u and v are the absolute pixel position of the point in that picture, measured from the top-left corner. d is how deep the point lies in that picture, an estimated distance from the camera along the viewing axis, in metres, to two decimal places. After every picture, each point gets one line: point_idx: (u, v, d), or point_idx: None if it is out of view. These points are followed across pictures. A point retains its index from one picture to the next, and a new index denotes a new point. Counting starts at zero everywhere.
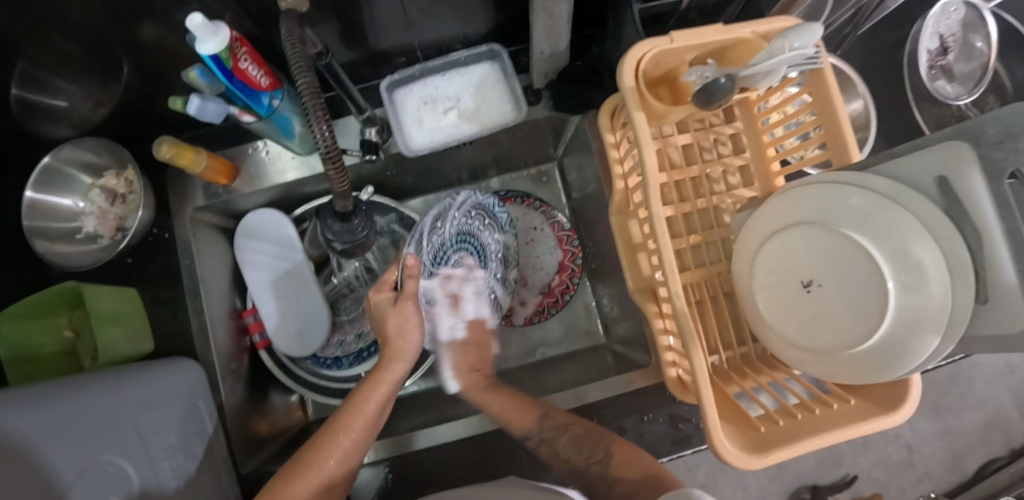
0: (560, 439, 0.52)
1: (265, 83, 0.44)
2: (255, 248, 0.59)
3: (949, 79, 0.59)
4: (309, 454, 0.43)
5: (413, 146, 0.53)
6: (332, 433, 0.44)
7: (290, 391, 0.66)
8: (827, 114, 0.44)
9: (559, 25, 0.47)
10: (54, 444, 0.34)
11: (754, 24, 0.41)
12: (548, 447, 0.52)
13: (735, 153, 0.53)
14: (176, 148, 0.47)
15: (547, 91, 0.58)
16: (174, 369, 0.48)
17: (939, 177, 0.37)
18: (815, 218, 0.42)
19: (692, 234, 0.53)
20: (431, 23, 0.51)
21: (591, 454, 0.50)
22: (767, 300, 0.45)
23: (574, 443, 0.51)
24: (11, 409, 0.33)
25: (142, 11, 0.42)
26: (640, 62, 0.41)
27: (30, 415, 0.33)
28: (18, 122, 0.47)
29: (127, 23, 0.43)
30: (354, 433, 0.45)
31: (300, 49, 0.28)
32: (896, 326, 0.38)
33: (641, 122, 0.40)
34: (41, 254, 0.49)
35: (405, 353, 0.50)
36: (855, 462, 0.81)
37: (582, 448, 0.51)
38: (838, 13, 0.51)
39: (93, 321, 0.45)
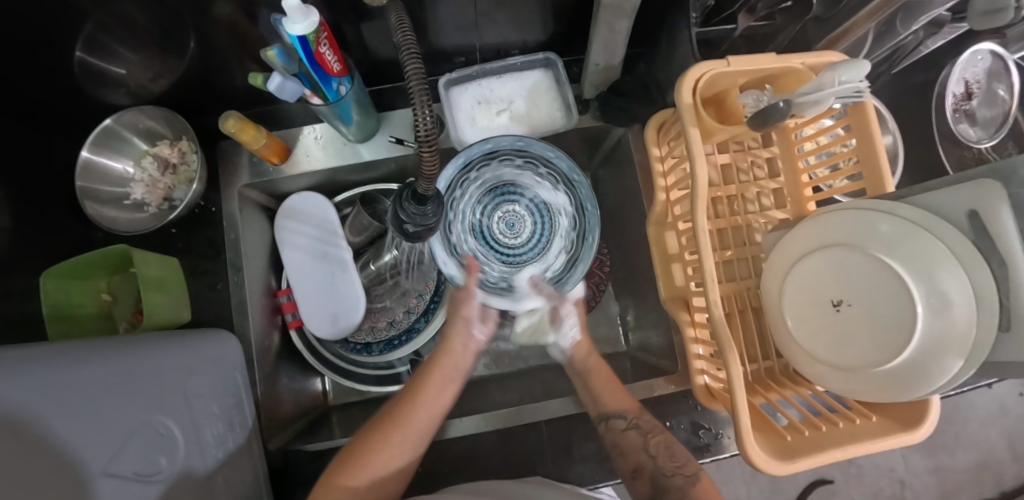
0: (655, 435, 0.50)
1: (336, 69, 0.45)
2: (297, 229, 0.60)
3: (972, 123, 0.63)
4: (355, 453, 0.44)
5: (465, 143, 0.55)
6: (386, 428, 0.46)
7: (314, 374, 0.66)
8: (864, 146, 0.47)
9: (617, 40, 0.50)
10: (110, 399, 0.34)
11: (805, 56, 0.44)
12: (636, 443, 0.49)
13: (769, 177, 0.56)
14: (240, 123, 0.48)
15: (595, 102, 0.60)
16: (216, 340, 0.49)
17: (970, 211, 0.40)
18: (847, 241, 0.45)
19: (725, 250, 0.55)
20: (494, 27, 0.53)
21: (677, 464, 0.48)
22: (797, 316, 0.47)
23: (665, 446, 0.49)
24: (70, 363, 0.33)
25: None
26: (699, 80, 0.44)
27: (89, 370, 0.34)
28: (77, 83, 0.48)
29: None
30: (395, 447, 0.45)
31: (409, 45, 0.31)
32: (923, 349, 0.40)
33: (696, 137, 0.43)
34: (90, 214, 0.50)
35: (454, 373, 0.52)
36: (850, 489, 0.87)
37: (674, 453, 0.49)
38: (876, 53, 0.55)
39: (141, 285, 0.46)
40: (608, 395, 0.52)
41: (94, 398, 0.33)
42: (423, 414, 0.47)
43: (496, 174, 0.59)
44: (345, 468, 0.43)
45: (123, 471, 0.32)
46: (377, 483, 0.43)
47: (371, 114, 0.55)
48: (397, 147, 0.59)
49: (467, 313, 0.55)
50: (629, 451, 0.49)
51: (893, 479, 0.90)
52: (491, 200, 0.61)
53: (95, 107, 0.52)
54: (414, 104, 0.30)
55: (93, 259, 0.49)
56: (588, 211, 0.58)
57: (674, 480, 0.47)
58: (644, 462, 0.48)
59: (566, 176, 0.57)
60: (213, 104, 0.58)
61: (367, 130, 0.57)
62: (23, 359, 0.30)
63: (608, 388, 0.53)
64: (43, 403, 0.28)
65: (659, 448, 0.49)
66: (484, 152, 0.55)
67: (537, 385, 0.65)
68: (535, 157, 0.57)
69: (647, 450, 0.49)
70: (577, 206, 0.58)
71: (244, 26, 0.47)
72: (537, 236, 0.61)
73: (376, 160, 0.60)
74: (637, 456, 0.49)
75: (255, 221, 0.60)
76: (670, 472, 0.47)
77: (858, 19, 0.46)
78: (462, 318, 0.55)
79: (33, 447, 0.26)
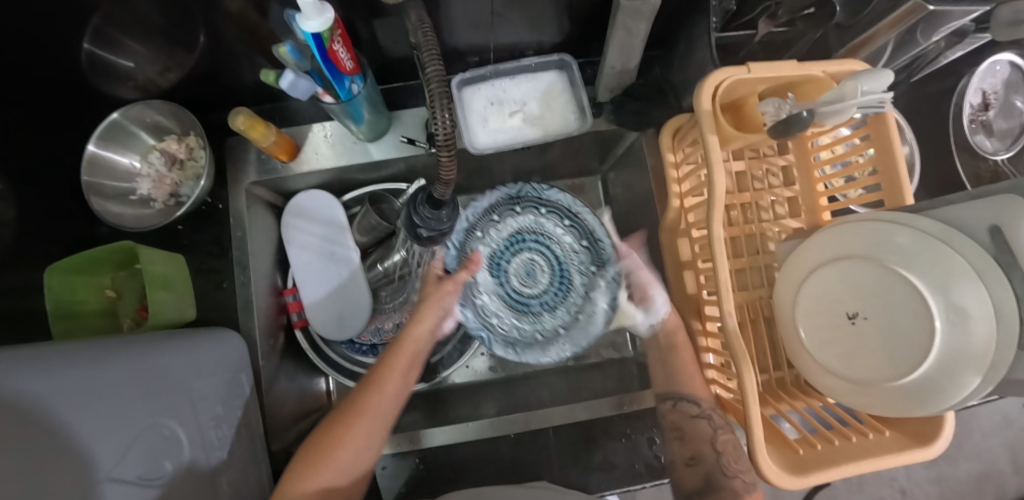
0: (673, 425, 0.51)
1: (349, 67, 0.44)
2: (303, 228, 0.59)
3: (988, 134, 0.63)
4: (319, 441, 0.43)
5: (477, 145, 0.54)
6: (350, 417, 0.44)
7: (317, 374, 0.66)
8: (884, 157, 0.47)
9: (634, 43, 0.49)
10: (116, 402, 0.33)
11: (826, 63, 0.43)
12: (704, 435, 0.48)
13: (785, 185, 0.55)
14: (250, 120, 0.48)
15: (609, 106, 0.60)
16: (222, 339, 0.48)
17: (992, 226, 0.39)
18: (863, 253, 0.44)
19: (738, 259, 0.54)
20: (509, 27, 0.52)
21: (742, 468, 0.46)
22: (810, 327, 0.47)
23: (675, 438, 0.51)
24: (74, 365, 0.32)
25: None
26: (718, 87, 0.43)
27: (94, 372, 0.33)
28: (84, 76, 0.47)
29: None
30: (353, 440, 0.43)
31: (430, 45, 0.30)
32: (940, 365, 0.39)
33: (715, 144, 0.42)
34: (97, 209, 0.49)
35: (414, 357, 0.49)
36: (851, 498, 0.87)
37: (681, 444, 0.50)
38: (895, 62, 0.54)
39: (147, 282, 0.45)
40: (682, 379, 0.52)
41: (99, 401, 0.32)
42: (385, 403, 0.45)
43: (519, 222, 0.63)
44: (305, 459, 0.42)
45: (127, 476, 0.32)
46: (344, 475, 0.42)
47: (382, 113, 0.54)
48: (408, 147, 0.58)
49: (445, 302, 0.53)
50: (693, 440, 0.49)
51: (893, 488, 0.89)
52: (509, 252, 0.63)
53: (102, 100, 0.51)
54: (433, 103, 0.30)
55: (97, 256, 0.48)
56: (600, 237, 0.61)
57: (732, 480, 0.46)
58: (705, 453, 0.48)
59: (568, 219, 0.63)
60: (221, 99, 0.57)
61: (378, 129, 0.56)
62: (27, 361, 0.29)
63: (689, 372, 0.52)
64: (43, 410, 0.28)
65: (725, 445, 0.47)
66: (490, 204, 0.61)
67: (543, 388, 0.64)
68: (531, 201, 0.62)
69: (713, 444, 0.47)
70: (589, 237, 0.62)
71: (255, 21, 0.46)
72: (558, 285, 0.62)
73: (385, 160, 0.59)
74: (699, 448, 0.48)
75: (262, 219, 0.59)
76: (674, 460, 0.50)
77: (879, 29, 0.46)
78: (438, 306, 0.52)
79: (35, 455, 0.25)
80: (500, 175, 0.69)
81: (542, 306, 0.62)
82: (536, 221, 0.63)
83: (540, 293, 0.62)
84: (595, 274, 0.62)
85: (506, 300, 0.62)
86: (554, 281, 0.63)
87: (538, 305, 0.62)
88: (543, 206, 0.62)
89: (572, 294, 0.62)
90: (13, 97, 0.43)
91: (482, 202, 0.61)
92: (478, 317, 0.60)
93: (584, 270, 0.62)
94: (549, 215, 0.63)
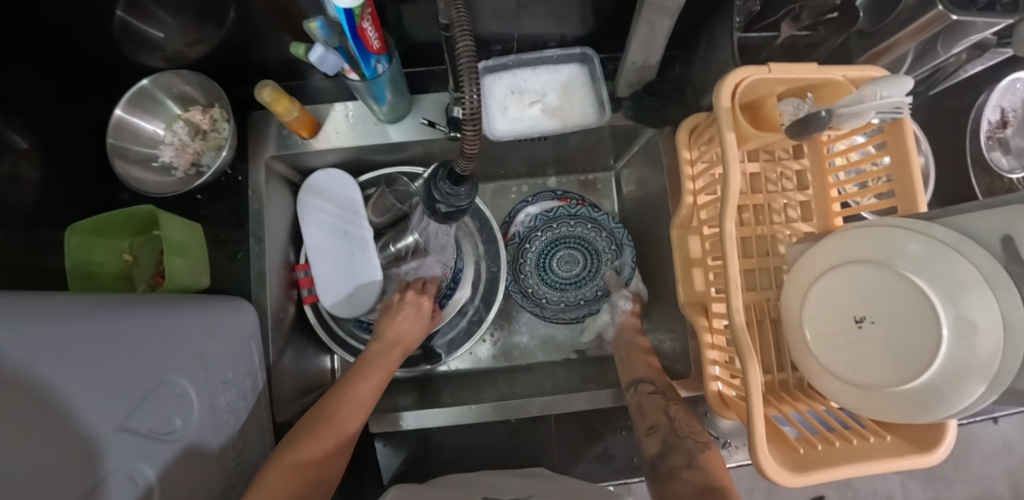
0: (677, 405, 0.51)
1: (376, 47, 0.45)
2: (318, 205, 0.60)
3: (1006, 152, 0.63)
4: (313, 421, 0.44)
5: (496, 132, 0.54)
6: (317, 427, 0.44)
7: (323, 351, 0.67)
8: (899, 164, 0.47)
9: (657, 39, 0.50)
10: (130, 355, 0.34)
11: (846, 68, 0.44)
12: (659, 406, 0.50)
13: (798, 189, 0.55)
14: (276, 94, 0.48)
15: (627, 102, 0.60)
16: (233, 307, 0.49)
17: (1004, 236, 0.39)
18: (873, 257, 0.44)
19: (748, 258, 0.54)
20: (533, 19, 0.53)
21: (693, 430, 0.49)
22: (817, 331, 0.47)
23: (686, 415, 0.50)
24: (95, 314, 0.33)
25: None
26: (738, 85, 0.44)
27: (112, 324, 0.33)
28: (115, 43, 0.48)
29: None
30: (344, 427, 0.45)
31: (462, 23, 0.31)
32: (944, 373, 0.39)
33: (732, 141, 0.42)
34: (121, 173, 0.50)
35: (387, 364, 0.53)
36: None
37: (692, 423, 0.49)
38: (915, 72, 0.54)
39: (165, 247, 0.46)
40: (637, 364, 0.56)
41: (114, 352, 0.32)
42: (365, 390, 0.49)
43: (570, 230, 0.69)
44: (285, 465, 0.40)
45: (137, 428, 0.33)
46: (330, 453, 0.43)
47: (404, 96, 0.55)
48: (428, 129, 0.59)
49: (415, 322, 0.57)
50: (650, 411, 0.50)
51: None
52: (559, 247, 0.69)
53: (130, 67, 0.52)
54: (461, 82, 0.31)
55: (118, 218, 0.49)
56: (627, 247, 0.68)
57: (686, 441, 0.48)
58: (661, 422, 0.49)
59: (609, 234, 0.68)
60: (246, 72, 0.58)
61: (399, 111, 0.57)
62: (50, 307, 0.30)
63: (643, 359, 0.57)
64: (65, 361, 0.28)
65: (678, 415, 0.50)
66: (546, 209, 0.69)
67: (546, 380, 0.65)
68: (583, 216, 0.69)
69: (668, 413, 0.50)
70: (618, 243, 0.68)
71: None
72: (588, 272, 0.68)
73: (403, 142, 0.60)
74: (655, 417, 0.50)
75: (279, 195, 0.60)
76: (684, 434, 0.48)
77: (903, 36, 0.46)
78: (413, 316, 0.57)
79: (45, 402, 0.25)
80: (514, 165, 0.69)
81: (569, 286, 0.68)
82: (592, 235, 0.69)
83: (563, 277, 0.68)
84: (604, 299, 0.67)
85: (541, 274, 0.68)
86: (587, 266, 0.69)
87: (569, 287, 0.68)
88: (603, 228, 0.69)
89: (591, 285, 0.68)
90: (38, 57, 0.44)
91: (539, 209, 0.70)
92: (516, 284, 0.67)
93: (593, 291, 0.68)
94: (601, 234, 0.69)
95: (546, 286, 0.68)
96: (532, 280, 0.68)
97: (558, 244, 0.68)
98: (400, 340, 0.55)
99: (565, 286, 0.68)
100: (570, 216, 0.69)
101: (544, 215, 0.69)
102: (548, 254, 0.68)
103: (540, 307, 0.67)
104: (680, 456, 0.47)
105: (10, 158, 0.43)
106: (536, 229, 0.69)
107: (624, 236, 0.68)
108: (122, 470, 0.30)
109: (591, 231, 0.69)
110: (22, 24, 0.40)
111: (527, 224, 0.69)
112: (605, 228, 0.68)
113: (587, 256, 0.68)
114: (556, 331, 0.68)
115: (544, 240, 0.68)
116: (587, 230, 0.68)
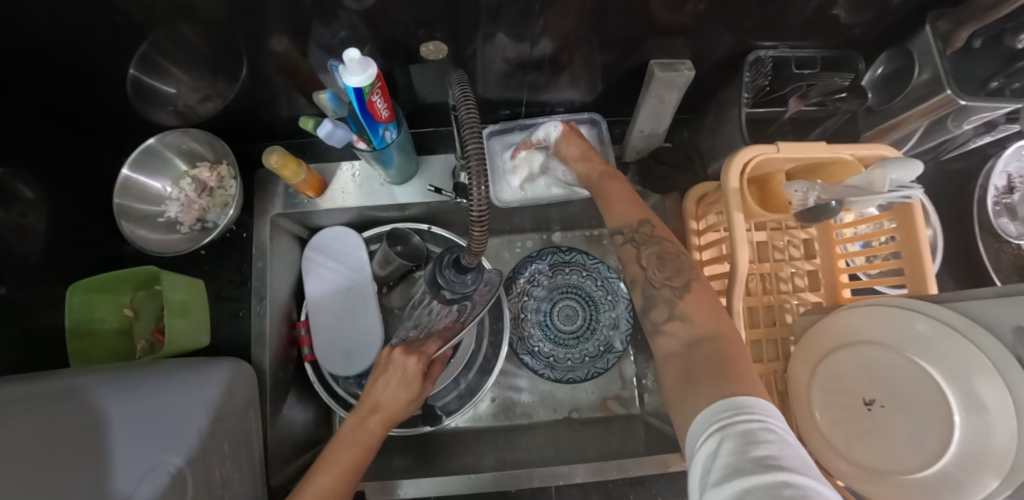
0: (650, 248, 0.45)
1: (384, 116, 0.45)
2: (324, 262, 0.60)
3: (1014, 217, 0.62)
4: None
5: (503, 198, 0.56)
6: None
7: (320, 408, 0.65)
8: (908, 241, 0.46)
9: (664, 109, 0.51)
10: (137, 434, 0.36)
11: (853, 148, 0.44)
12: (631, 258, 0.45)
13: (805, 258, 0.55)
14: (283, 159, 0.48)
15: (635, 165, 0.60)
16: (235, 372, 0.48)
17: (1017, 326, 0.37)
18: (881, 339, 0.44)
19: (755, 328, 0.53)
20: (539, 84, 0.53)
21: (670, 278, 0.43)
22: (826, 410, 0.47)
23: (659, 260, 0.44)
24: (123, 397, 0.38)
25: (283, 29, 0.42)
26: (746, 163, 0.44)
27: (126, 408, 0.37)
28: (127, 100, 0.49)
29: (260, 36, 0.43)
30: None
31: (465, 97, 0.32)
32: (957, 463, 0.37)
33: (739, 221, 0.43)
34: (125, 233, 0.49)
35: (366, 438, 0.44)
36: None
37: (667, 266, 0.43)
38: (924, 145, 0.53)
39: (166, 309, 0.46)
40: (613, 210, 0.48)
41: (122, 431, 0.36)
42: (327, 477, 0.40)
43: (566, 280, 0.70)
44: None
45: None
46: None
47: (411, 157, 0.55)
48: (434, 194, 0.59)
49: (392, 377, 0.47)
50: (625, 265, 0.46)
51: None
52: (557, 299, 0.69)
53: (143, 124, 0.53)
54: (466, 148, 0.31)
55: (120, 278, 0.49)
56: (621, 297, 0.69)
57: (662, 291, 0.42)
58: (636, 274, 0.45)
59: (604, 283, 0.70)
60: (255, 131, 0.58)
61: (406, 173, 0.57)
62: (103, 387, 0.38)
63: (624, 201, 0.48)
64: None
65: (651, 260, 0.44)
66: (549, 264, 0.70)
67: (545, 439, 0.62)
68: (578, 264, 0.70)
69: (640, 263, 0.45)
70: (614, 293, 0.69)
71: (294, 59, 0.47)
72: (587, 323, 0.69)
73: (409, 203, 0.60)
74: (632, 270, 0.46)
75: (283, 250, 0.60)
76: (660, 284, 0.43)
77: (910, 116, 0.46)
78: (390, 367, 0.48)
79: None
80: (519, 221, 0.68)
81: (572, 342, 0.68)
82: (590, 285, 0.70)
83: (564, 330, 0.68)
84: (607, 353, 0.67)
85: (544, 330, 0.69)
86: (586, 317, 0.69)
87: (570, 342, 0.68)
88: (601, 277, 0.69)
89: (595, 337, 0.68)
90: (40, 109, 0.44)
91: (541, 264, 0.70)
92: (522, 345, 0.68)
93: (595, 344, 0.68)
94: (597, 282, 0.70)
95: (547, 342, 0.68)
96: (534, 336, 0.68)
97: (558, 295, 0.69)
98: (376, 405, 0.46)
99: (567, 341, 0.68)
100: (567, 266, 0.70)
101: (545, 266, 0.70)
102: (552, 309, 0.69)
103: (546, 368, 0.67)
104: (660, 310, 0.42)
105: (15, 209, 0.43)
106: (536, 283, 0.70)
107: (618, 286, 0.69)
108: None
109: (587, 279, 0.70)
110: (23, 80, 0.41)
111: (528, 278, 0.70)
112: (602, 278, 0.69)
113: (585, 308, 0.69)
114: (556, 388, 0.67)
115: (545, 291, 0.70)
116: (583, 280, 0.70)
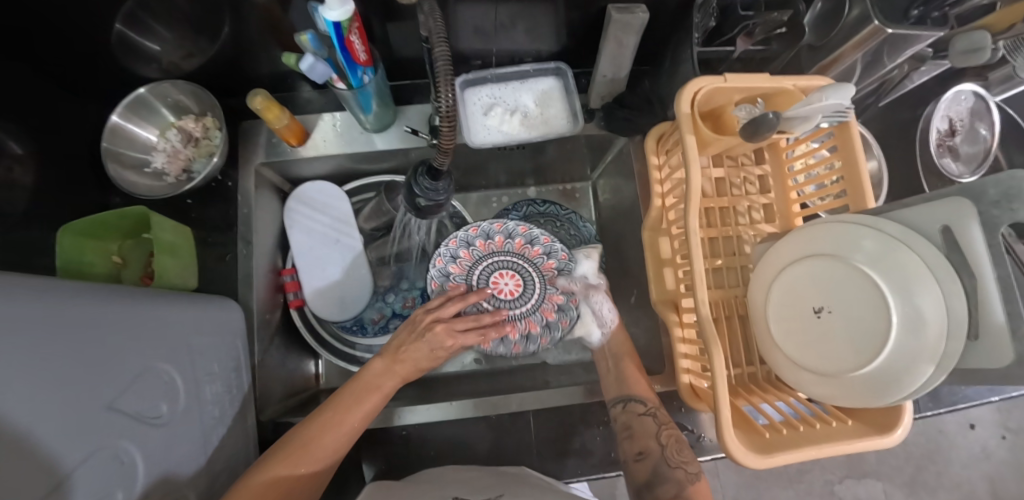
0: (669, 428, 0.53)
1: (362, 59, 0.48)
2: (306, 214, 0.64)
3: (955, 157, 0.67)
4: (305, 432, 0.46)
5: (476, 140, 0.57)
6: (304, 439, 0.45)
7: (309, 356, 0.68)
8: (849, 166, 0.50)
9: (623, 53, 0.55)
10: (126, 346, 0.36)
11: (796, 78, 0.48)
12: (650, 431, 0.52)
13: (761, 192, 0.59)
14: (267, 102, 0.51)
15: (600, 112, 0.65)
16: (222, 305, 0.51)
17: (944, 227, 0.41)
18: (830, 252, 0.45)
19: (716, 258, 0.57)
20: (507, 36, 0.57)
21: (685, 461, 0.50)
22: (780, 325, 0.47)
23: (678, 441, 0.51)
24: (76, 302, 0.33)
25: None
26: (696, 93, 0.47)
27: (83, 310, 0.33)
28: (113, 53, 0.51)
29: None
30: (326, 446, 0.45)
31: (438, 33, 0.34)
32: (898, 357, 0.40)
33: (692, 144, 0.46)
34: (114, 176, 0.52)
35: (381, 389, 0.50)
36: (817, 478, 1.01)
37: (684, 450, 0.51)
38: (865, 83, 0.58)
39: (156, 246, 0.48)
40: (634, 382, 0.56)
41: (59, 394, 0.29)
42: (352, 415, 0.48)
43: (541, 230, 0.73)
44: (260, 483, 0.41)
45: (128, 408, 0.35)
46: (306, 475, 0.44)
47: (388, 106, 0.58)
48: (411, 137, 0.62)
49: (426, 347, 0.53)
50: (640, 436, 0.52)
51: (831, 489, 1.01)
52: None
53: (130, 78, 0.56)
54: (439, 89, 0.34)
55: (109, 219, 0.51)
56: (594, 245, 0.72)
57: (676, 471, 0.49)
58: (651, 448, 0.51)
59: (578, 232, 0.72)
60: (237, 85, 0.61)
61: (384, 121, 0.60)
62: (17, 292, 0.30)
63: (639, 377, 0.57)
64: (54, 351, 0.29)
65: (671, 439, 0.52)
66: (524, 214, 0.73)
67: (525, 379, 0.66)
68: (552, 215, 0.73)
69: (658, 438, 0.52)
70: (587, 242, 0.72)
71: (276, 14, 0.50)
72: None
73: (388, 150, 0.63)
74: (644, 442, 0.52)
75: (268, 201, 0.63)
76: (675, 465, 0.49)
77: (845, 49, 0.51)
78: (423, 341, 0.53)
79: (35, 383, 0.27)
80: (495, 174, 0.72)
81: None
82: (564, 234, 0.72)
83: None
84: None
85: None
86: None
87: None
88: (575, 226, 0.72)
89: None
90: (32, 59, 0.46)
91: (516, 215, 0.73)
92: None
93: None
94: (572, 231, 0.72)
95: None
96: None
97: None
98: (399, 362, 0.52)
99: None
100: (541, 216, 0.73)
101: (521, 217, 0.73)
102: None
103: None
104: (670, 485, 0.48)
105: (3, 162, 0.45)
106: None
107: (591, 235, 0.72)
108: (110, 447, 0.32)
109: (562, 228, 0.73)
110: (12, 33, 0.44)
111: None
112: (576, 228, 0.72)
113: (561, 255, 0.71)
114: None
115: None
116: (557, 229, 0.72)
